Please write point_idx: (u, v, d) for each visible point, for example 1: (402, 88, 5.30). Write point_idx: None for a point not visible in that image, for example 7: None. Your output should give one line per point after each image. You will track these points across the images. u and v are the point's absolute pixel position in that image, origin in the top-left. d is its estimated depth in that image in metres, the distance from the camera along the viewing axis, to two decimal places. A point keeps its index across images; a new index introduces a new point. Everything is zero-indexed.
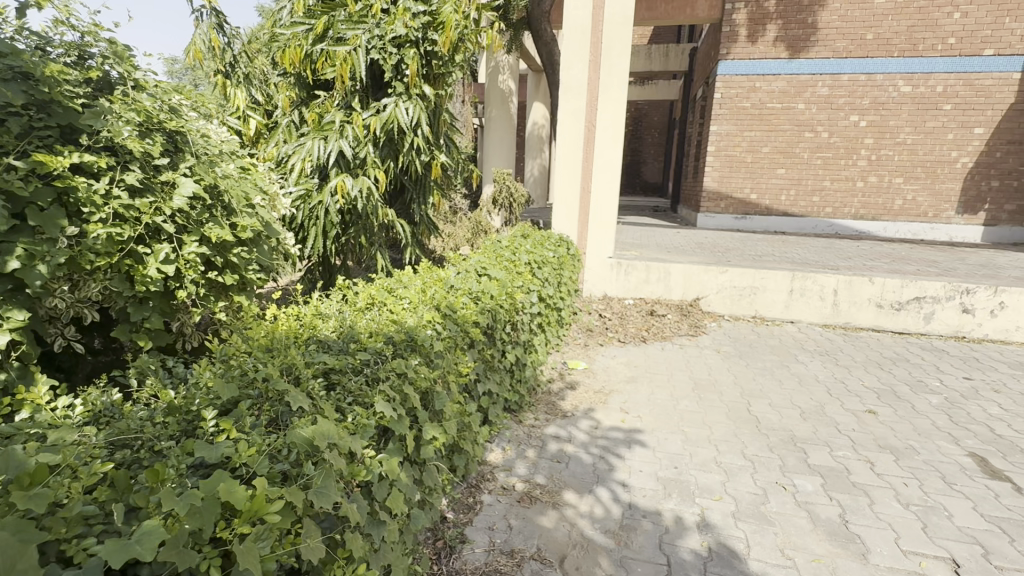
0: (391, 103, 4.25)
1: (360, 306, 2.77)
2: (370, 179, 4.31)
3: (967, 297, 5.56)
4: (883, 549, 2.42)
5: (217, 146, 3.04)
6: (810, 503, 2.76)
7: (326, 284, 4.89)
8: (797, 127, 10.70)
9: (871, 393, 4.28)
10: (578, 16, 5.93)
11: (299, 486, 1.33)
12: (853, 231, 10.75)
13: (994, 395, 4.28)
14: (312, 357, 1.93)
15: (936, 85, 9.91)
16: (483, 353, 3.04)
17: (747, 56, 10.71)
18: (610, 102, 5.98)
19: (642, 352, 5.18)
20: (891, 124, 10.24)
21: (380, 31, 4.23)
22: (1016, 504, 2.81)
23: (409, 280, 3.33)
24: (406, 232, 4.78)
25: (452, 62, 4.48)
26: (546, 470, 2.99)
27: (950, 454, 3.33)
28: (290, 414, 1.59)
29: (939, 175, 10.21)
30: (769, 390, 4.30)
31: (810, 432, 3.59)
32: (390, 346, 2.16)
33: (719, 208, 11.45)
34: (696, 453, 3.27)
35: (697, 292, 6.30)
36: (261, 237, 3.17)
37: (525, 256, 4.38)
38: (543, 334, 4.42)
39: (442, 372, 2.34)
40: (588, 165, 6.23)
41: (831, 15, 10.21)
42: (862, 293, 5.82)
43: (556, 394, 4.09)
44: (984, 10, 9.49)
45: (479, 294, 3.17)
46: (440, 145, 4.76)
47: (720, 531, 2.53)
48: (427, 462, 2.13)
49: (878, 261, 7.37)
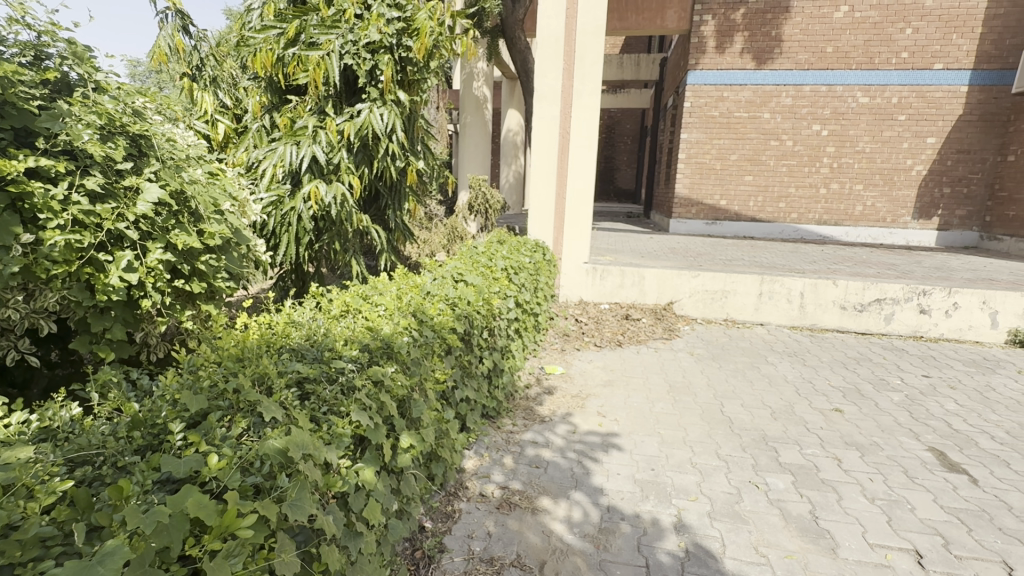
0: (365, 108, 4.20)
1: (334, 314, 2.73)
2: (344, 185, 4.23)
3: (923, 299, 5.83)
4: (851, 544, 2.50)
5: (183, 150, 2.95)
6: (782, 501, 2.83)
7: (299, 292, 4.81)
8: (763, 135, 11.07)
9: (836, 392, 4.42)
10: (551, 26, 6.00)
11: (272, 499, 1.30)
12: (817, 236, 11.14)
13: (951, 392, 4.48)
14: (285, 366, 1.89)
15: (892, 97, 10.39)
16: (461, 359, 3.03)
17: (715, 66, 11.05)
18: (584, 109, 6.06)
19: (618, 356, 5.23)
20: (851, 134, 10.67)
21: (354, 36, 4.19)
22: (973, 495, 2.95)
23: (384, 286, 3.30)
24: (380, 238, 4.74)
25: (427, 69, 4.47)
26: (523, 476, 2.99)
27: (911, 449, 3.47)
28: (262, 425, 1.55)
29: (896, 182, 10.69)
30: (741, 391, 4.41)
31: (780, 431, 3.68)
32: (365, 354, 2.12)
33: (691, 214, 11.71)
34: (671, 454, 3.32)
35: (670, 296, 6.42)
36: (230, 244, 3.09)
37: (501, 262, 4.38)
38: (520, 340, 4.43)
39: (418, 380, 2.32)
40: (563, 172, 6.29)
41: (793, 28, 10.62)
42: (827, 295, 6.03)
43: (533, 400, 4.09)
44: (933, 27, 10.05)
45: (456, 300, 3.16)
46: (415, 152, 4.74)
47: (696, 531, 2.57)
48: (405, 471, 2.10)
49: (841, 265, 7.67)
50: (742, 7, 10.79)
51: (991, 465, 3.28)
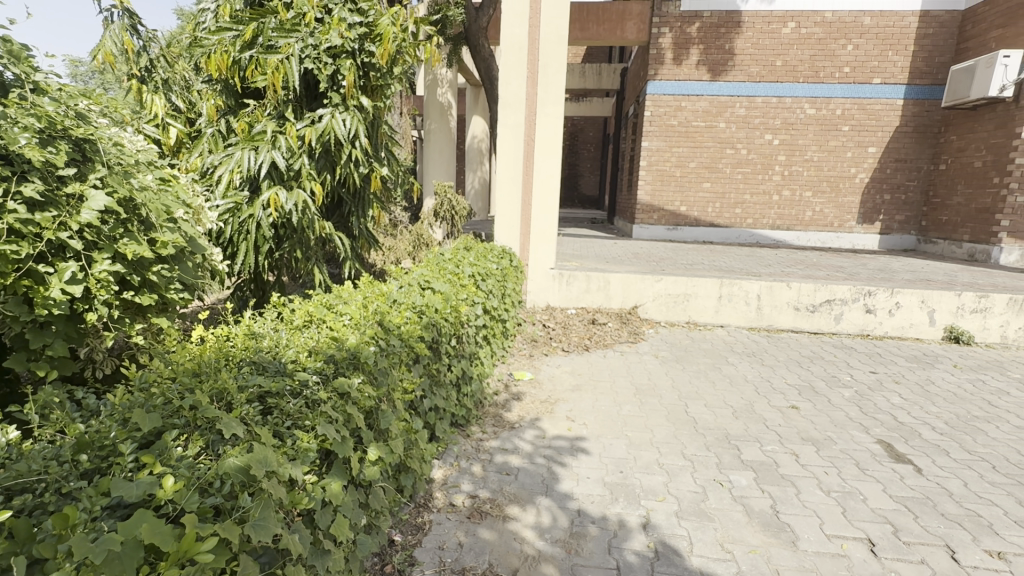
0: (327, 114, 4.12)
1: (297, 325, 2.66)
2: (306, 192, 4.11)
3: (869, 299, 6.17)
4: (810, 536, 2.60)
5: (132, 155, 2.81)
6: (745, 497, 2.92)
7: (259, 301, 4.68)
8: (720, 144, 11.50)
9: (792, 390, 4.62)
10: (514, 32, 6.02)
11: (233, 521, 1.24)
12: (771, 240, 11.64)
13: (895, 387, 4.76)
14: (246, 380, 1.82)
15: (836, 109, 11.00)
16: (429, 368, 2.99)
17: (673, 77, 11.41)
18: (548, 117, 6.12)
19: (585, 361, 5.29)
20: (800, 143, 11.23)
21: (314, 40, 4.10)
22: (918, 483, 3.13)
23: (349, 295, 3.23)
24: (344, 245, 4.64)
25: (390, 74, 4.42)
26: (493, 484, 2.97)
27: (861, 442, 3.66)
28: (222, 443, 1.48)
29: (842, 189, 11.30)
30: (705, 392, 4.53)
31: (742, 430, 3.81)
32: (330, 365, 2.07)
33: (652, 220, 12.03)
34: (639, 456, 3.38)
35: (635, 300, 6.55)
36: (184, 253, 2.95)
37: (468, 268, 4.38)
38: (488, 346, 4.41)
39: (386, 391, 2.28)
40: (528, 178, 6.33)
41: (745, 42, 11.10)
42: (782, 297, 6.30)
43: (502, 406, 4.08)
44: (871, 44, 10.71)
45: (423, 308, 3.12)
46: (379, 158, 4.68)
47: (663, 531, 2.61)
48: (374, 484, 2.06)
49: (794, 267, 8.03)
50: (697, 21, 11.21)
51: (933, 455, 3.50)
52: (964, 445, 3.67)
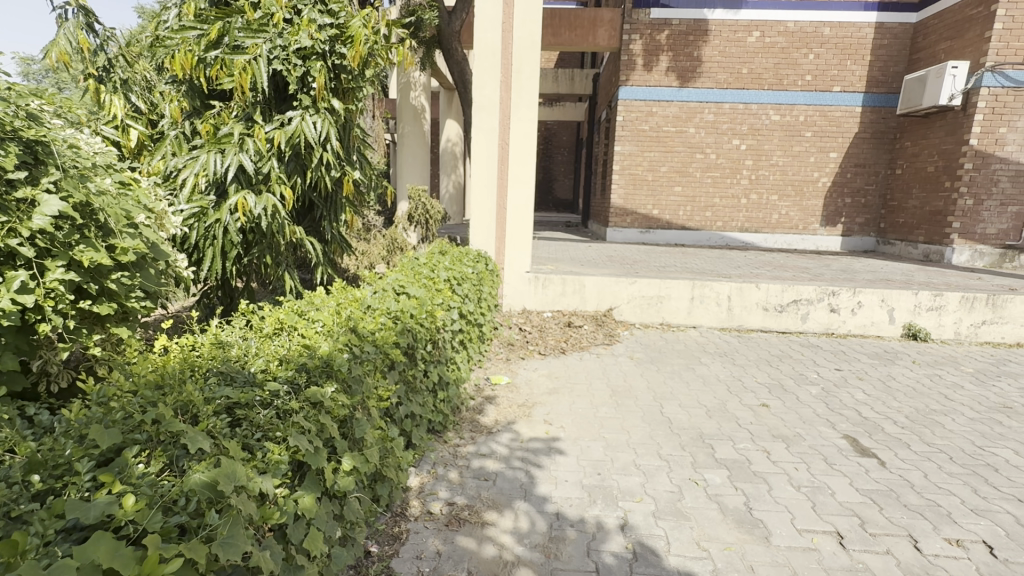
0: (297, 116, 4.04)
1: (267, 333, 2.59)
2: (275, 196, 4.00)
3: (833, 299, 6.39)
4: (782, 531, 2.66)
5: (89, 158, 2.69)
6: (719, 495, 2.97)
7: (227, 309, 4.55)
8: (690, 149, 11.77)
9: (763, 388, 4.74)
10: (489, 34, 5.92)
11: (199, 539, 1.19)
12: (740, 243, 11.95)
13: (859, 383, 4.94)
14: (212, 391, 1.76)
15: (799, 115, 11.40)
16: (405, 374, 2.95)
17: (644, 83, 11.62)
18: (521, 121, 6.16)
19: (561, 364, 5.31)
20: (766, 148, 11.58)
21: (283, 41, 4.02)
22: (883, 476, 3.25)
23: (321, 301, 3.17)
24: (316, 251, 4.55)
25: (362, 77, 4.36)
26: (471, 490, 2.95)
27: (829, 437, 3.78)
28: (187, 458, 1.42)
29: (806, 193, 11.71)
30: (678, 392, 4.60)
31: (715, 428, 3.89)
32: (302, 374, 2.02)
33: (626, 223, 12.20)
34: (616, 458, 3.40)
35: (610, 303, 6.62)
36: (146, 259, 2.84)
37: (444, 273, 4.35)
38: (464, 351, 4.38)
39: (361, 399, 2.23)
40: (502, 183, 6.29)
41: (713, 50, 11.40)
42: (752, 298, 6.47)
43: (478, 411, 4.05)
44: (831, 54, 11.14)
45: (398, 314, 3.07)
46: (351, 162, 4.60)
47: (641, 531, 2.63)
48: (348, 495, 2.01)
49: (762, 269, 8.27)
50: (666, 29, 11.46)
51: (896, 448, 3.64)
52: (924, 437, 3.83)
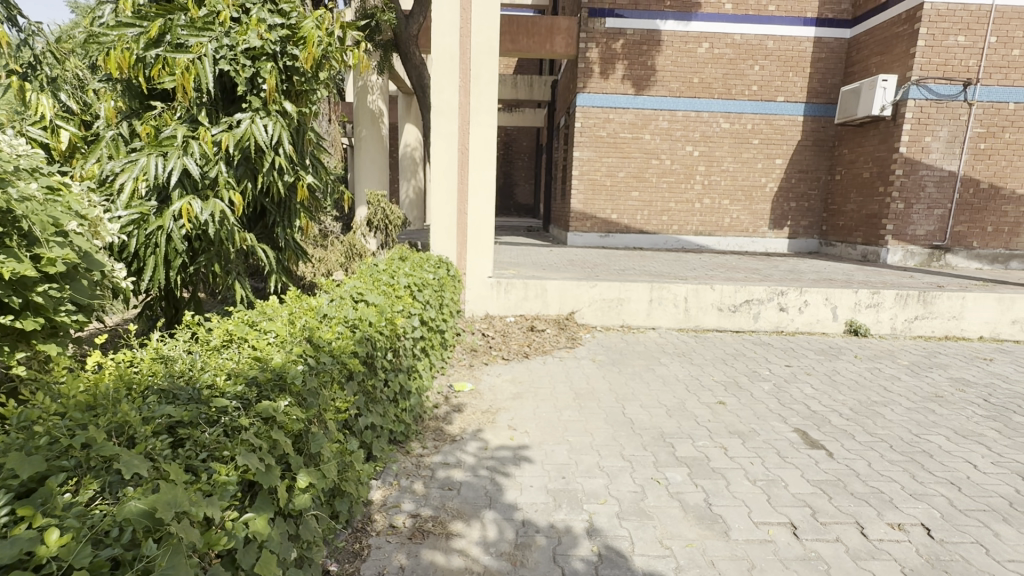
0: (246, 119, 3.87)
1: (214, 346, 2.45)
2: (224, 202, 3.81)
3: (782, 298, 6.69)
4: (740, 525, 2.75)
5: (11, 161, 2.48)
6: (681, 493, 3.04)
7: (171, 320, 4.31)
8: (646, 155, 12.10)
9: (719, 386, 4.90)
10: (446, 41, 5.99)
11: (135, 573, 1.10)
12: (695, 245, 12.37)
13: (808, 378, 5.19)
14: (151, 410, 1.65)
15: (747, 124, 11.93)
16: (364, 385, 2.85)
17: (600, 90, 11.88)
18: (481, 127, 6.13)
19: (524, 368, 5.31)
20: (717, 155, 12.05)
21: (230, 40, 3.85)
22: (831, 467, 3.40)
23: (274, 311, 3.04)
24: (269, 258, 4.37)
25: (316, 79, 4.25)
26: (436, 501, 2.89)
27: (781, 431, 3.94)
28: (122, 484, 1.32)
29: (755, 198, 12.25)
30: (639, 393, 4.68)
31: (675, 427, 3.97)
32: (252, 389, 1.92)
33: (586, 227, 12.40)
34: (581, 460, 3.42)
35: (572, 306, 6.68)
36: (77, 270, 2.63)
37: (404, 279, 4.27)
38: (426, 358, 4.31)
39: (316, 412, 2.13)
40: (463, 188, 6.29)
41: (666, 59, 11.78)
42: (707, 299, 6.68)
43: (442, 419, 3.99)
44: (775, 66, 11.73)
45: (356, 323, 2.97)
46: (305, 166, 4.45)
47: (607, 534, 2.65)
48: (304, 514, 1.91)
49: (716, 270, 8.56)
50: (621, 38, 11.75)
51: (842, 439, 3.83)
52: (867, 427, 4.05)
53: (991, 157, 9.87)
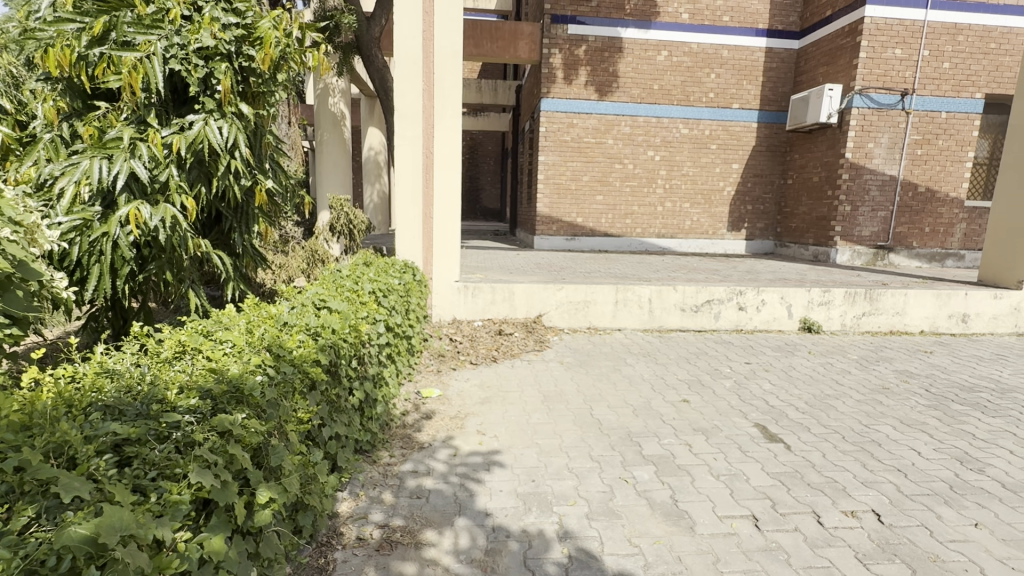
0: (198, 120, 3.71)
1: (165, 358, 2.34)
2: (175, 207, 3.63)
3: (741, 298, 6.93)
4: (705, 519, 2.81)
5: None
6: (648, 491, 3.09)
7: (119, 332, 4.09)
8: (609, 159, 12.32)
9: (683, 385, 5.02)
10: (408, 44, 5.94)
11: None
12: (658, 248, 12.67)
13: (766, 374, 5.39)
14: (94, 428, 1.55)
15: (705, 130, 12.33)
16: (327, 394, 2.77)
17: (564, 96, 12.04)
18: (445, 130, 6.09)
19: (493, 372, 5.29)
20: (678, 159, 12.40)
21: (181, 39, 3.70)
22: (789, 459, 3.54)
23: (231, 320, 2.93)
24: (225, 265, 4.21)
25: (274, 81, 4.14)
26: (405, 510, 2.84)
27: (742, 427, 4.07)
28: (62, 509, 1.25)
29: (714, 201, 12.66)
30: (607, 394, 4.75)
31: (642, 426, 4.05)
32: (207, 403, 1.84)
33: (552, 231, 12.52)
34: (550, 463, 3.42)
35: (539, 309, 6.72)
36: (11, 280, 2.43)
37: (368, 285, 4.18)
38: (393, 365, 4.24)
39: (276, 424, 2.05)
40: (428, 192, 6.24)
41: (626, 66, 12.05)
42: (670, 300, 6.85)
43: (410, 427, 3.92)
44: (730, 74, 12.17)
45: (318, 330, 2.89)
46: (263, 170, 4.32)
47: (577, 536, 2.66)
48: (264, 530, 1.84)
49: (678, 272, 8.79)
50: (583, 45, 11.96)
51: (798, 432, 3.99)
52: (822, 420, 4.23)
53: (926, 163, 10.55)
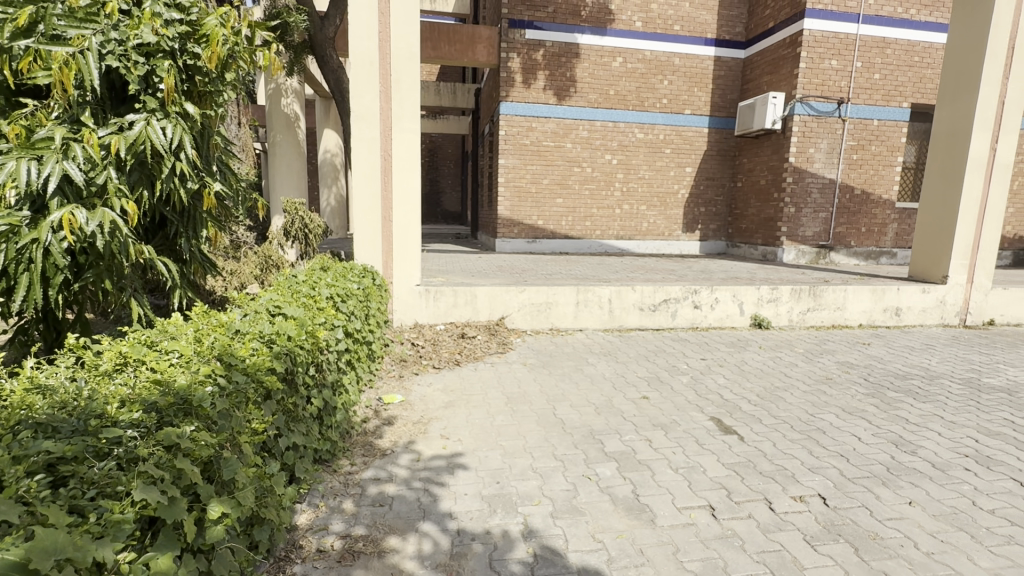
0: (139, 120, 3.52)
1: (104, 371, 2.21)
2: (114, 211, 3.42)
3: (696, 296, 7.18)
4: (665, 512, 2.90)
5: None
6: (610, 487, 3.15)
7: (51, 345, 3.81)
8: (568, 163, 12.52)
9: (643, 382, 5.16)
10: (364, 45, 5.84)
11: None
12: (617, 249, 12.95)
13: (720, 369, 5.61)
14: (24, 448, 1.45)
15: (659, 134, 12.72)
16: (283, 403, 2.68)
17: (523, 99, 12.15)
18: (404, 132, 6.02)
19: (457, 376, 5.27)
20: (634, 163, 12.73)
21: (119, 34, 3.51)
22: (742, 450, 3.69)
23: (177, 329, 2.79)
24: (172, 272, 4.01)
25: (221, 80, 3.98)
26: (367, 518, 2.78)
27: (699, 420, 4.21)
28: None
29: (669, 203, 13.07)
30: (569, 393, 4.82)
31: (604, 424, 4.12)
32: (151, 416, 1.76)
33: (513, 233, 12.58)
34: (514, 464, 3.44)
35: (502, 311, 6.74)
36: None
37: (326, 290, 4.07)
38: (353, 372, 4.15)
39: (229, 436, 1.95)
40: (387, 195, 6.15)
41: (583, 71, 12.29)
42: (629, 299, 7.02)
43: (372, 434, 3.84)
44: (682, 81, 12.60)
45: (273, 338, 2.80)
46: (211, 172, 4.15)
47: (542, 534, 2.68)
48: (217, 547, 1.75)
49: (636, 272, 9.01)
50: (541, 49, 12.11)
51: (751, 423, 4.17)
52: (772, 411, 4.43)
53: (861, 167, 11.28)
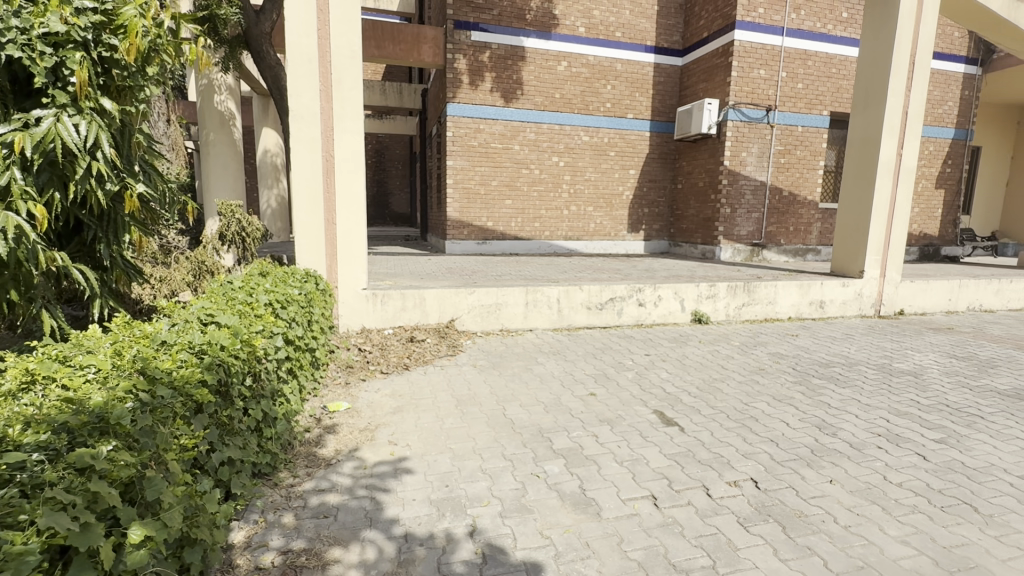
0: (47, 117, 3.25)
1: (8, 393, 2.04)
2: (20, 215, 3.14)
3: (640, 295, 7.43)
4: (610, 504, 2.99)
5: None
6: (558, 484, 3.21)
7: None
8: (516, 164, 12.63)
9: (590, 379, 5.29)
10: (301, 41, 5.63)
11: None
12: (566, 249, 13.19)
13: (663, 363, 5.85)
14: None
15: (604, 137, 13.07)
16: (217, 416, 2.56)
17: (470, 101, 12.14)
18: (345, 133, 5.88)
19: (405, 381, 5.18)
20: (580, 165, 13.02)
21: (22, 21, 3.22)
22: (683, 440, 3.86)
23: (95, 342, 2.60)
24: (90, 279, 3.72)
25: (143, 74, 3.73)
26: (310, 531, 2.69)
27: (642, 414, 4.37)
28: None
29: (614, 205, 13.44)
30: (519, 393, 4.86)
31: (553, 422, 4.19)
32: (61, 437, 1.64)
33: (463, 235, 12.54)
34: (463, 466, 3.44)
35: (451, 314, 6.70)
36: None
37: (264, 296, 3.91)
38: (294, 381, 4.01)
39: (154, 454, 1.83)
40: (330, 196, 5.97)
41: (529, 74, 12.44)
42: (576, 299, 7.17)
43: (315, 444, 3.72)
44: (624, 86, 13.00)
45: (204, 348, 2.65)
46: (133, 173, 3.88)
47: (489, 533, 2.70)
48: (140, 572, 1.64)
49: (584, 272, 9.22)
50: (487, 51, 12.15)
51: (691, 414, 4.38)
52: (710, 402, 4.67)
53: (788, 170, 12.08)
